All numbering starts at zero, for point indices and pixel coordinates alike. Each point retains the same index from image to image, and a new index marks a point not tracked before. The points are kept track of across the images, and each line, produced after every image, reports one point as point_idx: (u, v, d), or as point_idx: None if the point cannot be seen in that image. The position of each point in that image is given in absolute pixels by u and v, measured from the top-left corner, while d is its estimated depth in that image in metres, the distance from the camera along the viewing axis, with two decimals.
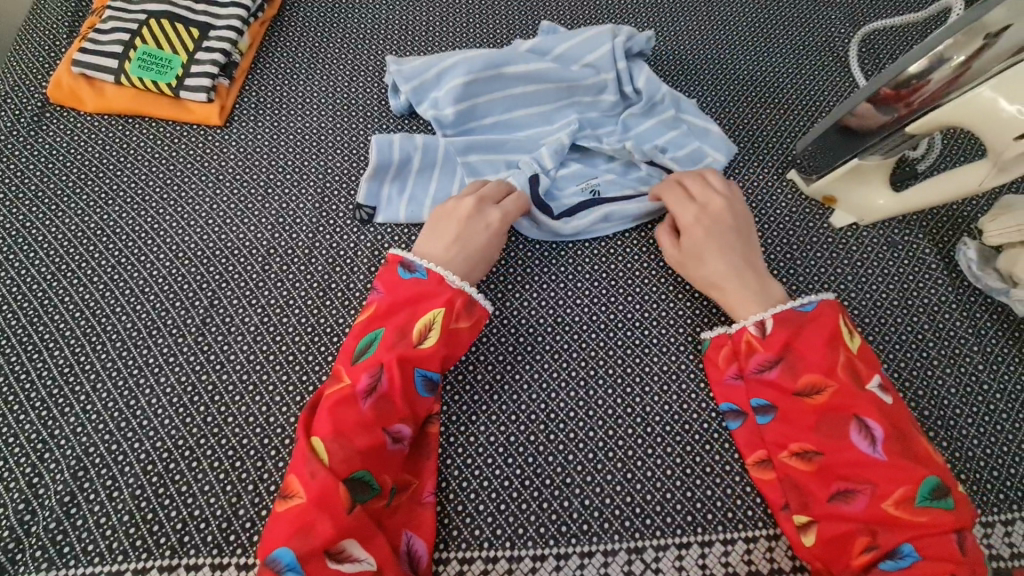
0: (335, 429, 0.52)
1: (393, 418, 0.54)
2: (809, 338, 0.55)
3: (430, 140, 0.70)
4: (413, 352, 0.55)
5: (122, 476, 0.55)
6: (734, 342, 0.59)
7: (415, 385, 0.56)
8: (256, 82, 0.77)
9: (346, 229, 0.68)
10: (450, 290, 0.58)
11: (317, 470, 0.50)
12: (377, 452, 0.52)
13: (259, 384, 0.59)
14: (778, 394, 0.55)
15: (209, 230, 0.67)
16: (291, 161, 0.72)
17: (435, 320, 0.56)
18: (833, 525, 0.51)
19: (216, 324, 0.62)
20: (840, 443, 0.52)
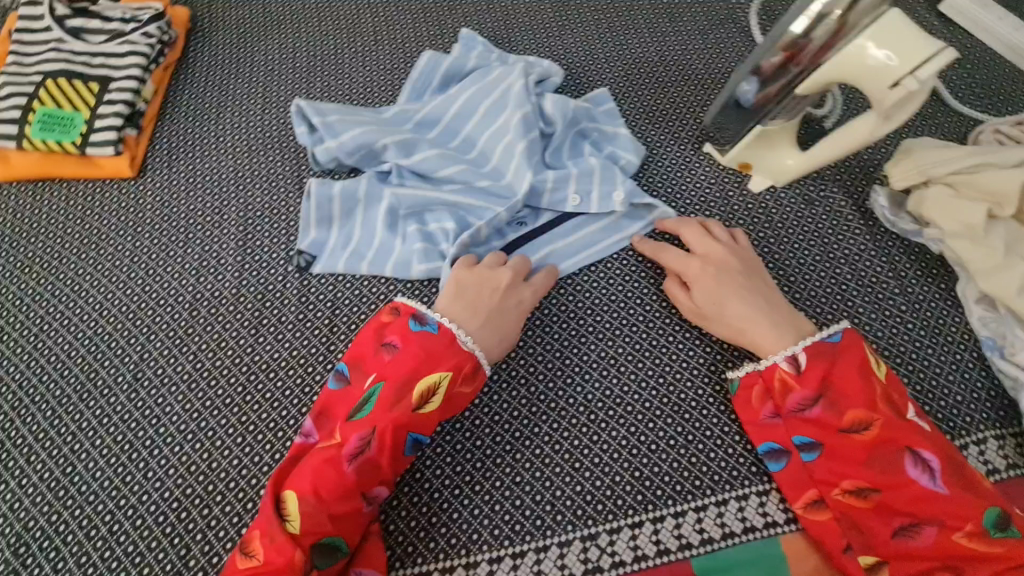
0: (316, 484, 0.51)
1: (377, 482, 0.53)
2: (847, 372, 0.54)
3: (348, 185, 0.68)
4: (412, 418, 0.54)
5: (65, 546, 0.54)
6: (765, 380, 0.58)
7: (405, 448, 0.54)
8: (165, 129, 0.77)
9: (272, 263, 0.68)
10: (461, 355, 0.57)
11: (279, 530, 0.50)
12: (351, 516, 0.52)
13: (197, 431, 0.59)
14: (822, 430, 0.54)
15: (131, 284, 0.66)
16: (210, 203, 0.72)
17: (439, 384, 0.55)
18: (899, 564, 0.50)
19: (148, 377, 0.61)
20: (898, 477, 0.51)
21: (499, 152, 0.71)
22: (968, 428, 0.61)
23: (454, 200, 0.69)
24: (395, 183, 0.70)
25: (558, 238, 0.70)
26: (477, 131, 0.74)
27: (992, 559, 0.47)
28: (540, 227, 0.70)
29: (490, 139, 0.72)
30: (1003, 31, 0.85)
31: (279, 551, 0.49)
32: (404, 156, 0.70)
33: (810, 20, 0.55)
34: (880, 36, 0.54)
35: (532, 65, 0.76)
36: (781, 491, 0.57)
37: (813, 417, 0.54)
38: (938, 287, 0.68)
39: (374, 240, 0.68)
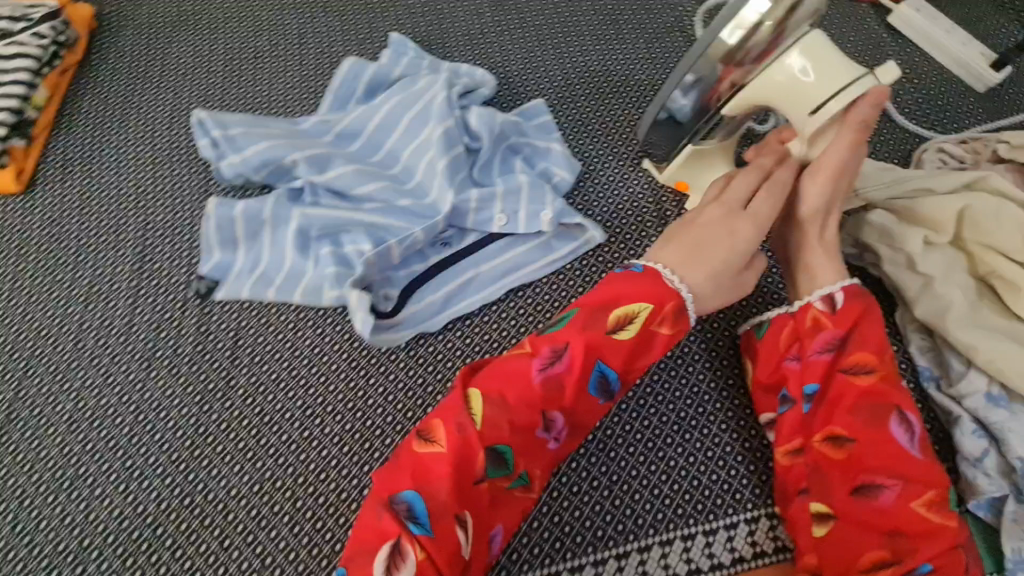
0: (498, 388, 0.50)
1: (556, 402, 0.51)
2: (870, 325, 0.52)
3: (251, 205, 0.63)
4: (603, 341, 0.51)
5: None
6: (797, 320, 0.55)
7: (595, 378, 0.52)
8: (61, 138, 0.70)
9: (170, 289, 0.62)
10: (665, 291, 0.53)
11: (466, 424, 0.49)
12: (520, 436, 0.50)
13: (74, 480, 0.54)
14: (831, 374, 0.52)
15: (11, 312, 0.60)
16: (105, 222, 0.66)
17: (637, 314, 0.52)
18: (854, 527, 0.48)
19: (22, 419, 0.56)
20: (881, 433, 0.49)
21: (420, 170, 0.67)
22: None
23: (371, 222, 0.64)
24: (309, 202, 0.66)
25: (479, 263, 0.66)
26: (400, 146, 0.69)
27: (931, 533, 0.47)
28: (466, 249, 0.66)
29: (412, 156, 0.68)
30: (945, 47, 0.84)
31: (465, 444, 0.48)
32: (317, 172, 0.65)
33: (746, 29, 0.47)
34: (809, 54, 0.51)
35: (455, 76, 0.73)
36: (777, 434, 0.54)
37: (823, 360, 0.52)
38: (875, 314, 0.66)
39: (282, 263, 0.63)
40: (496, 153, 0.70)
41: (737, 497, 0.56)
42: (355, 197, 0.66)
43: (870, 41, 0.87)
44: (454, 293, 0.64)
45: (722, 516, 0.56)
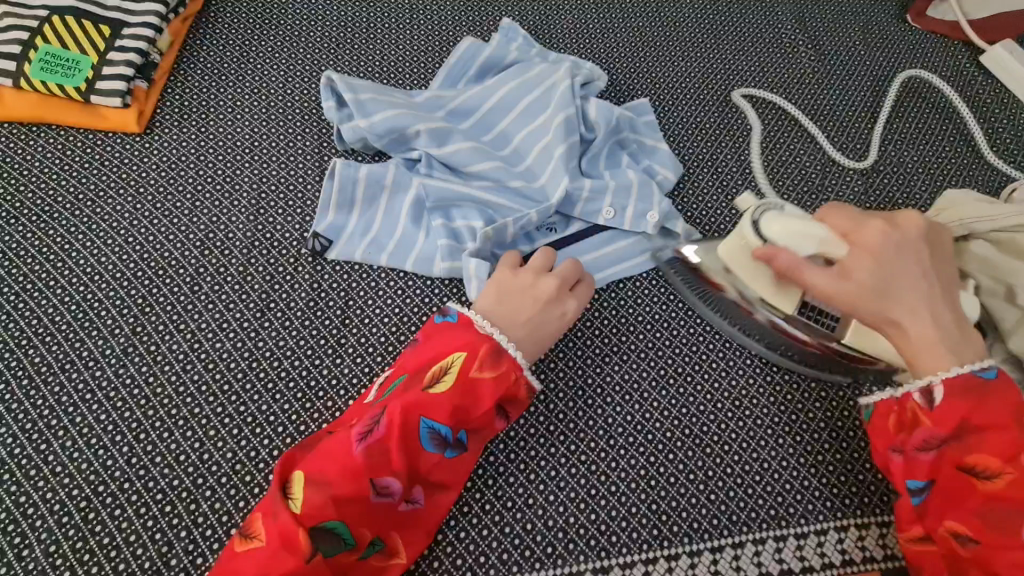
0: (318, 468, 0.48)
1: (383, 469, 0.48)
2: (994, 414, 0.44)
3: (374, 170, 0.64)
4: (420, 398, 0.50)
5: (33, 532, 0.50)
6: (901, 407, 0.49)
7: (420, 437, 0.49)
8: (178, 83, 0.71)
9: (284, 243, 0.63)
10: (477, 336, 0.53)
11: (283, 512, 0.46)
12: (355, 502, 0.47)
13: (190, 418, 0.54)
14: (944, 472, 0.46)
15: (129, 250, 0.61)
16: (220, 170, 0.66)
17: (452, 363, 0.52)
18: None
19: (139, 354, 0.57)
20: (1008, 540, 0.43)
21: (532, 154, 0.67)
22: None
23: (485, 199, 0.64)
24: (423, 174, 0.66)
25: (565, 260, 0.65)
26: (513, 128, 0.69)
27: None
28: (571, 236, 0.66)
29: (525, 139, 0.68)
30: None
31: (279, 531, 0.46)
32: (435, 145, 0.65)
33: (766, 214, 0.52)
34: (771, 222, 0.51)
35: (574, 66, 0.73)
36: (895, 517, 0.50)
37: (932, 459, 0.46)
38: None
39: (396, 230, 0.64)
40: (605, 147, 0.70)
41: (831, 504, 0.56)
42: (469, 174, 0.66)
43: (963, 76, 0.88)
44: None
45: (816, 521, 0.56)
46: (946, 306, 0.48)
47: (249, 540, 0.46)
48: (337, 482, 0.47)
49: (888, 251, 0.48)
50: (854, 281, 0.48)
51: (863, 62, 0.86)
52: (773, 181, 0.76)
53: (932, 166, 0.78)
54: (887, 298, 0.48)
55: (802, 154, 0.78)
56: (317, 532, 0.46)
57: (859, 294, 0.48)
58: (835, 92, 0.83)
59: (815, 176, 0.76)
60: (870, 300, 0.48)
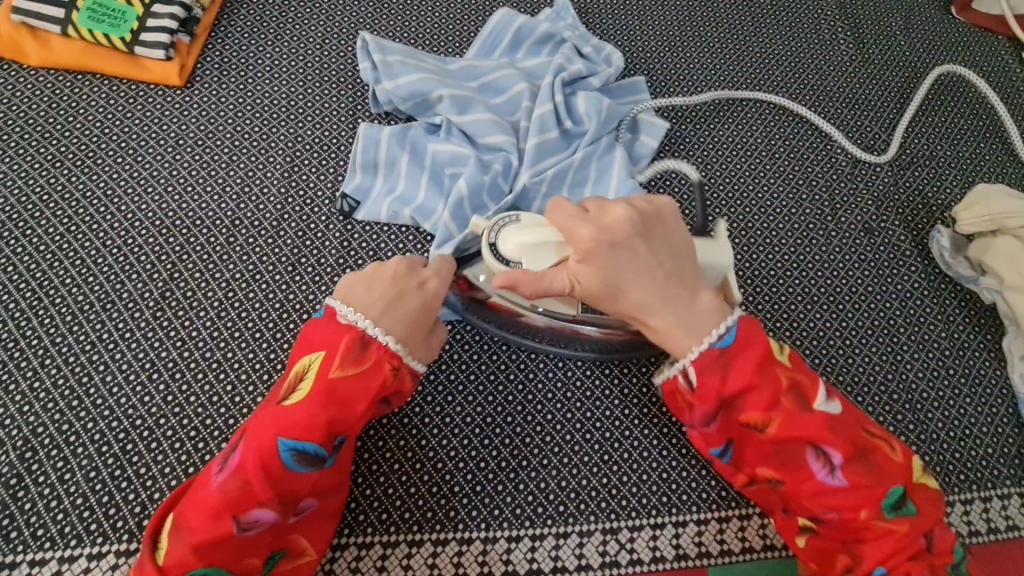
0: (182, 513, 0.45)
1: (245, 502, 0.44)
2: (744, 372, 0.48)
3: (396, 132, 0.65)
4: (278, 415, 0.46)
5: (74, 458, 0.52)
6: (676, 388, 0.51)
7: (283, 461, 0.45)
8: (220, 40, 0.72)
9: (316, 200, 0.65)
10: (341, 333, 0.48)
11: (148, 562, 0.44)
12: (219, 544, 0.44)
13: (224, 362, 0.57)
14: (732, 430, 0.50)
15: (167, 199, 0.63)
16: (256, 127, 0.68)
17: (311, 366, 0.48)
18: (825, 541, 0.49)
19: (176, 298, 0.59)
20: (799, 474, 0.48)
21: (534, 117, 0.66)
22: (993, 481, 0.62)
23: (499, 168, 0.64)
24: (442, 139, 0.66)
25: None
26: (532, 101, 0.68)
27: (883, 536, 0.47)
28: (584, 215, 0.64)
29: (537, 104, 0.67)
30: None
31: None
32: (457, 110, 0.66)
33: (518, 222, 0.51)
34: (507, 238, 0.50)
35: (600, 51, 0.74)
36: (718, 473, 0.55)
37: (717, 426, 0.51)
38: (983, 337, 0.68)
39: (417, 189, 0.64)
40: (619, 117, 0.70)
41: None
42: (484, 143, 0.65)
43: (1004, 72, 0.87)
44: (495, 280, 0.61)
45: None
46: (672, 285, 0.49)
47: None
48: (197, 528, 0.44)
49: (608, 251, 0.48)
50: (586, 288, 0.48)
51: (902, 53, 0.85)
52: (802, 167, 0.76)
53: (964, 162, 0.78)
54: (619, 295, 0.48)
55: (833, 141, 0.77)
56: None
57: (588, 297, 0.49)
58: (871, 82, 0.82)
59: (845, 164, 0.76)
60: (604, 302, 0.49)
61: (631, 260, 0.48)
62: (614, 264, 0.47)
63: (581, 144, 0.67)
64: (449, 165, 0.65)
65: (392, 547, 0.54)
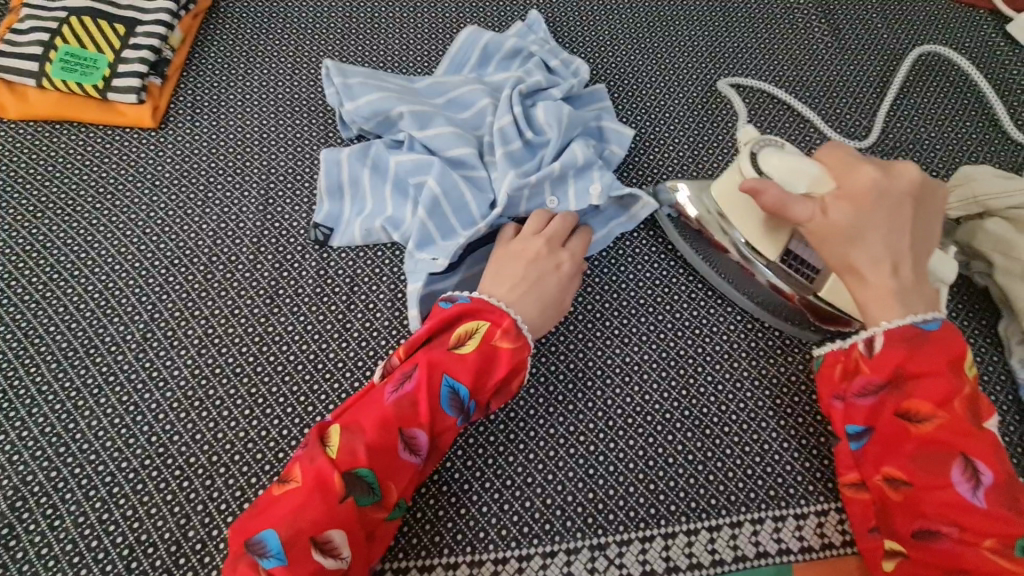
0: (352, 418, 0.51)
1: (412, 420, 0.51)
2: (928, 361, 0.48)
3: (356, 152, 0.66)
4: (447, 358, 0.53)
5: (63, 504, 0.53)
6: (847, 357, 0.53)
7: (443, 396, 0.52)
8: (192, 78, 0.73)
9: (292, 230, 0.65)
10: (498, 311, 0.56)
11: (321, 457, 0.49)
12: (385, 453, 0.49)
13: (205, 399, 0.57)
14: (881, 418, 0.49)
15: (146, 240, 0.64)
16: (231, 162, 0.69)
17: (478, 329, 0.54)
18: (919, 570, 0.46)
19: (157, 338, 0.59)
20: (938, 481, 0.46)
21: (495, 130, 0.66)
22: None
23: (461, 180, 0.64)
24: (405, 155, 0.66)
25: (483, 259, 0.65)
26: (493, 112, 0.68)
27: None
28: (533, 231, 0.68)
29: (497, 118, 0.67)
30: None
31: (317, 476, 0.48)
32: (418, 127, 0.66)
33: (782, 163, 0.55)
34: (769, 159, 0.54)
35: (564, 63, 0.74)
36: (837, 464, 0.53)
37: (872, 405, 0.49)
38: (977, 322, 0.66)
39: (384, 203, 0.64)
40: (583, 123, 0.70)
41: (831, 485, 0.56)
42: (448, 157, 0.65)
43: (986, 45, 0.83)
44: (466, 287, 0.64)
45: (816, 502, 0.56)
46: (906, 262, 0.51)
47: (287, 483, 0.48)
48: (369, 431, 0.49)
49: (870, 199, 0.51)
50: (831, 219, 0.51)
51: (881, 36, 0.83)
52: None
53: (951, 143, 0.76)
54: (851, 238, 0.51)
55: (812, 132, 0.76)
56: (349, 477, 0.48)
57: (829, 232, 0.51)
58: (848, 69, 0.81)
59: None
60: (838, 243, 0.51)
61: (873, 212, 0.51)
62: (870, 209, 0.51)
63: (547, 152, 0.66)
64: (414, 175, 0.64)
65: None
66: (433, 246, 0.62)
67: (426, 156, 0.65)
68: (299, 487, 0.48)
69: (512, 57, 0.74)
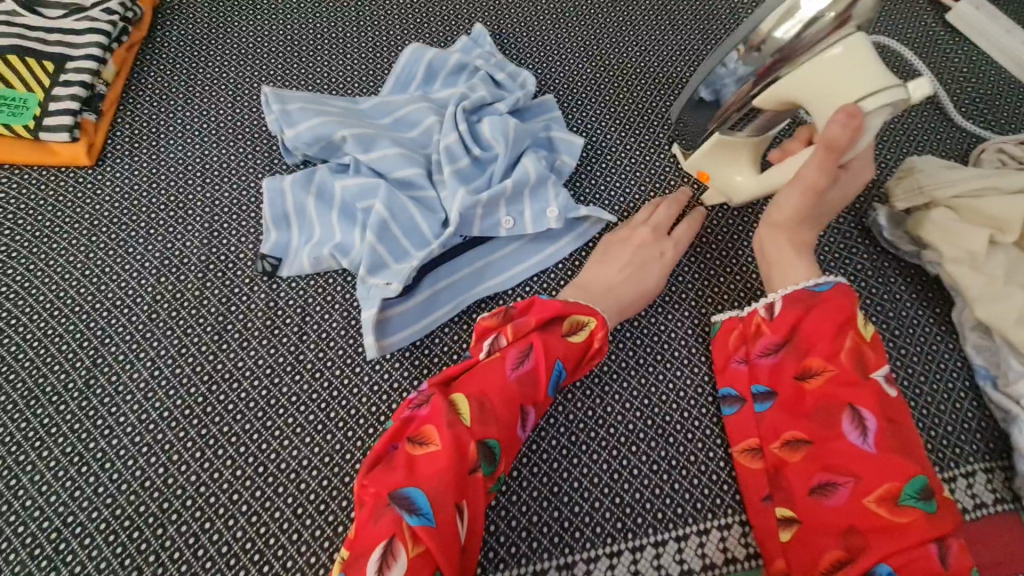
0: (479, 390, 0.52)
1: (533, 398, 0.54)
2: (820, 322, 0.53)
3: (299, 180, 0.64)
4: (563, 347, 0.56)
5: (7, 566, 0.51)
6: (745, 324, 0.59)
7: (555, 377, 0.55)
8: (129, 112, 0.71)
9: (239, 263, 0.64)
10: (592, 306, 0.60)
11: (456, 423, 0.50)
12: (511, 429, 0.52)
13: (154, 445, 0.55)
14: (781, 377, 0.54)
15: (87, 282, 0.62)
16: (174, 196, 0.67)
17: (586, 323, 0.58)
18: (817, 531, 0.48)
19: (101, 384, 0.58)
20: (832, 433, 0.50)
21: (441, 148, 0.65)
22: (957, 459, 0.61)
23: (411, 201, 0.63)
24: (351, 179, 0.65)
25: (441, 277, 0.63)
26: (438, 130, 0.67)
27: (891, 525, 0.46)
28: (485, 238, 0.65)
29: (443, 135, 0.66)
30: (1007, 43, 0.82)
31: (457, 441, 0.48)
32: (362, 150, 0.65)
33: (801, 24, 0.49)
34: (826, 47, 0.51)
35: (510, 74, 0.74)
36: (727, 431, 0.58)
37: (771, 364, 0.55)
38: (931, 312, 0.67)
39: (333, 229, 0.63)
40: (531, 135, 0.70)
41: None
42: (395, 178, 0.64)
43: (928, 33, 0.84)
44: (421, 310, 0.62)
45: None
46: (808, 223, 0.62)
47: (427, 445, 0.48)
48: (498, 404, 0.52)
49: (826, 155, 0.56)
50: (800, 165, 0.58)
51: None
52: None
53: (896, 133, 0.77)
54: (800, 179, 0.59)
55: None
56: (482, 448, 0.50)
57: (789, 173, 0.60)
58: None
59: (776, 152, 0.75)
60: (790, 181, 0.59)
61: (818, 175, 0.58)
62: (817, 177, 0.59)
63: (495, 168, 0.66)
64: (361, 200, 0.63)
65: None
66: (388, 270, 0.61)
67: (371, 179, 0.64)
68: (439, 449, 0.48)
69: (456, 71, 0.73)
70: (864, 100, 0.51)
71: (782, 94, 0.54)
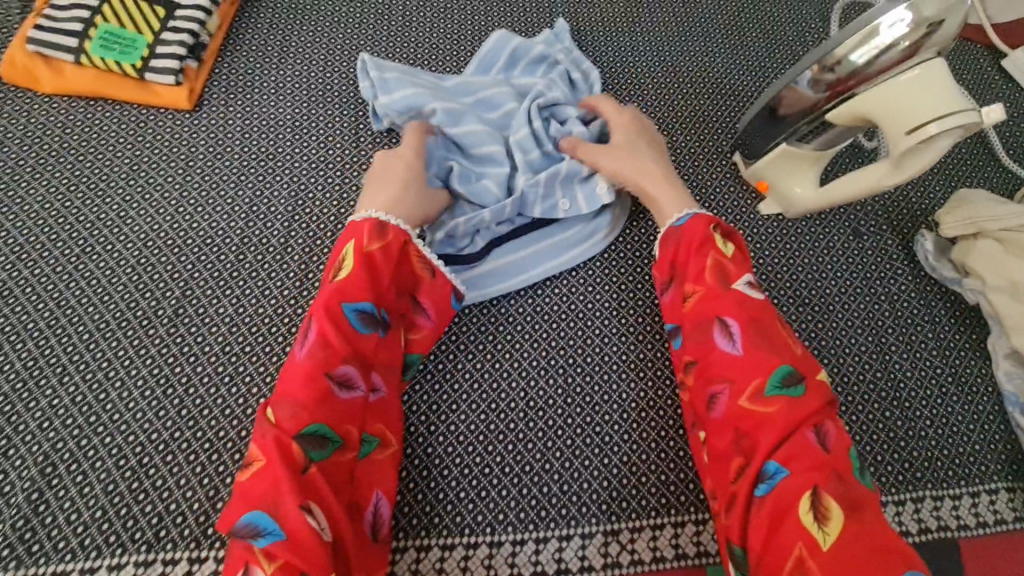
0: (282, 392, 0.51)
1: (331, 361, 0.52)
2: (757, 324, 0.53)
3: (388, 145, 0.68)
4: (336, 290, 0.54)
5: (93, 472, 0.54)
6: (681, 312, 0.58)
7: (349, 320, 0.54)
8: (227, 64, 0.74)
9: (322, 217, 0.67)
10: (389, 229, 0.58)
11: (265, 432, 0.48)
12: (325, 402, 0.50)
13: (235, 376, 0.59)
14: (674, 312, 0.59)
15: (179, 218, 0.65)
16: (264, 148, 0.70)
17: (347, 255, 0.56)
18: (784, 502, 0.46)
19: (188, 315, 0.61)
20: (787, 423, 0.48)
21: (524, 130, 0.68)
22: (982, 476, 0.64)
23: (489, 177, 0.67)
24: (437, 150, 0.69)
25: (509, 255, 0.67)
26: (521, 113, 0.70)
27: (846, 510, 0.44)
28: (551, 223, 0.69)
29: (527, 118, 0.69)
30: None
31: (276, 447, 0.47)
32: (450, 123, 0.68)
33: (877, 49, 0.55)
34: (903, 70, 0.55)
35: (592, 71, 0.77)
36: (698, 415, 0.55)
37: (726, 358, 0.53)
38: (968, 337, 0.70)
39: None
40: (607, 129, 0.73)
41: None
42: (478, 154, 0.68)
43: (982, 76, 0.88)
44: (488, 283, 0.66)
45: None
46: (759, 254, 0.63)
47: (251, 465, 0.47)
48: (300, 392, 0.50)
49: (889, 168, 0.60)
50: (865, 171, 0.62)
51: None
52: None
53: (947, 166, 0.80)
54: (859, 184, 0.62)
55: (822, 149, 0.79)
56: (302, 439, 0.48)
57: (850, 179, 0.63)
58: None
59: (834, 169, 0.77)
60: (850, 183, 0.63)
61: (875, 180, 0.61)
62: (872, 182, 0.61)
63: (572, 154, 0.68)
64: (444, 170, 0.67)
65: (401, 553, 0.56)
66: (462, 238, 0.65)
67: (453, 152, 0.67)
68: (262, 467, 0.47)
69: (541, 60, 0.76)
70: (932, 122, 0.53)
71: (856, 110, 0.58)
